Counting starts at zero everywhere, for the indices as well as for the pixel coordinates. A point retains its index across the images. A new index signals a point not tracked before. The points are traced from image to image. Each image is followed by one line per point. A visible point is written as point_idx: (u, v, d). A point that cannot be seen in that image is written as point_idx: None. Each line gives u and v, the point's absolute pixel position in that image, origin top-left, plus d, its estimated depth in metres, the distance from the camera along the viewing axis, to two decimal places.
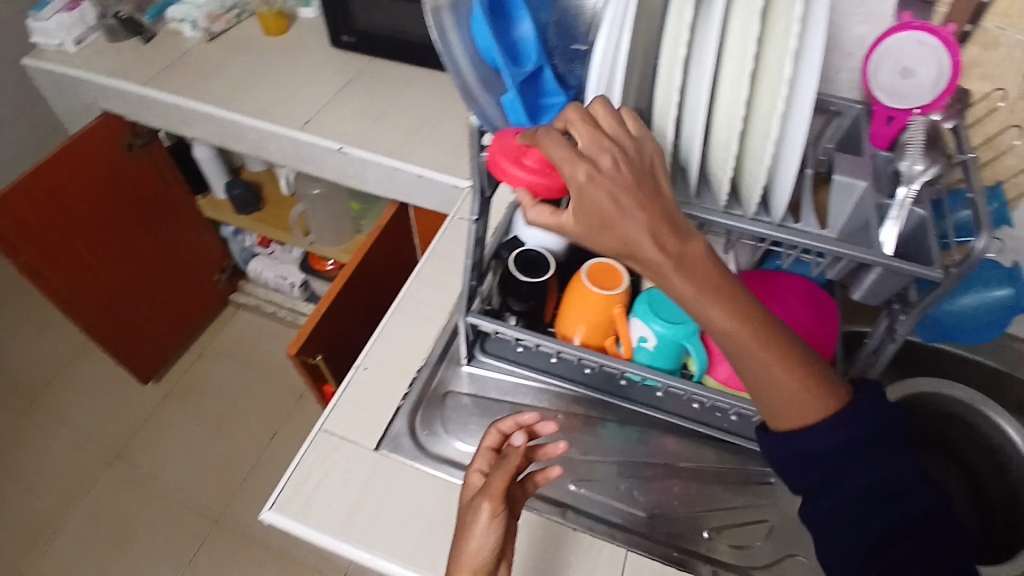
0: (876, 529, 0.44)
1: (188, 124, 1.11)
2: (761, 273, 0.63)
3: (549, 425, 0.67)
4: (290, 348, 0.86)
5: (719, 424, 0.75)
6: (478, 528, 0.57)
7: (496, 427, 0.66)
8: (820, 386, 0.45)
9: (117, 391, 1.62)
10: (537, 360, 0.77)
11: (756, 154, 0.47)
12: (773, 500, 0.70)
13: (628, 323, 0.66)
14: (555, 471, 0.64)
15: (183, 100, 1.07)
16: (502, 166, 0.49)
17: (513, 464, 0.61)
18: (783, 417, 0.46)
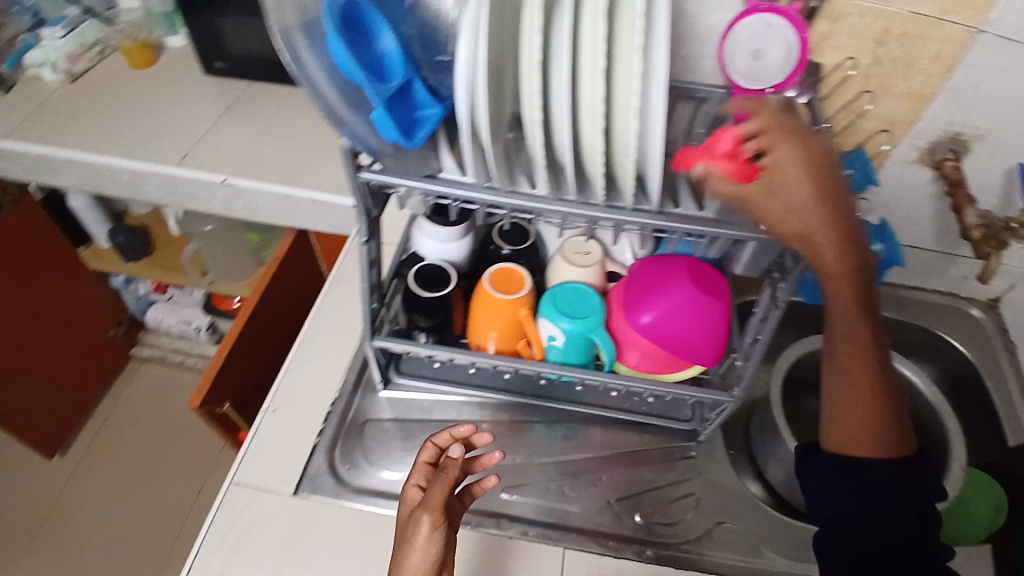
0: (862, 510, 0.56)
1: (51, 172, 1.01)
2: (653, 261, 0.67)
3: (485, 435, 0.66)
4: (193, 402, 0.81)
5: (639, 408, 0.76)
6: (418, 542, 0.55)
7: (432, 441, 0.65)
8: (883, 429, 0.57)
9: (13, 471, 1.47)
10: (455, 373, 0.75)
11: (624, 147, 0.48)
12: (696, 472, 0.74)
13: (536, 324, 0.67)
14: (492, 479, 0.62)
15: (42, 148, 0.98)
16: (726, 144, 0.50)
17: (451, 474, 0.60)
18: (859, 432, 0.57)
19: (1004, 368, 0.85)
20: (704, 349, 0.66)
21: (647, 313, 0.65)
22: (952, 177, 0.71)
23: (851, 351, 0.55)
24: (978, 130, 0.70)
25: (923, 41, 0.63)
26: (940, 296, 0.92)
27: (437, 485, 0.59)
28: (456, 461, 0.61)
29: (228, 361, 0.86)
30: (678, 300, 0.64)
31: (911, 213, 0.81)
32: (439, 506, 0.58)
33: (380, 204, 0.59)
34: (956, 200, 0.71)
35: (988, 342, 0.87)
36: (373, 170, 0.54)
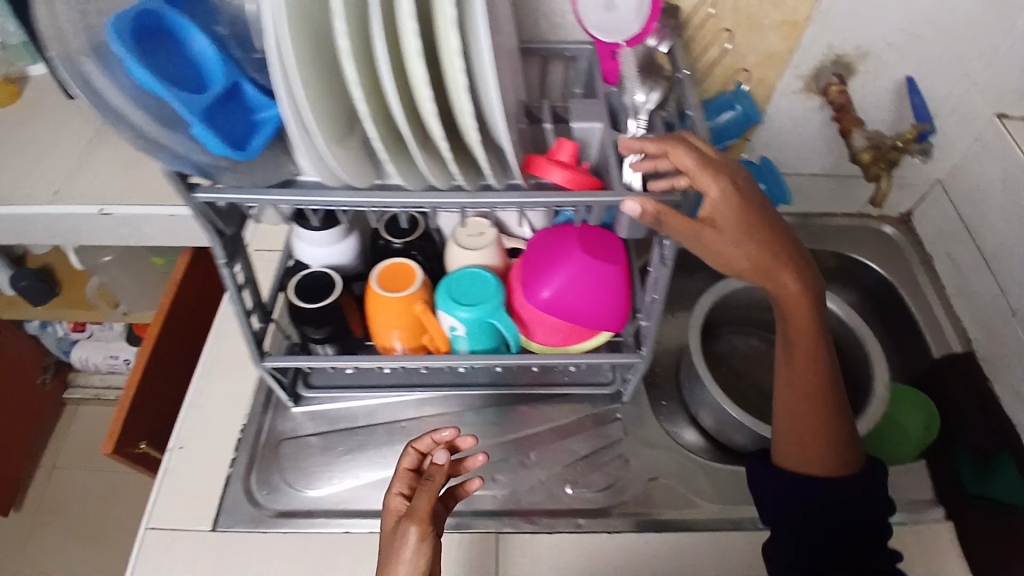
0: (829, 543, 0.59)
1: None
2: (546, 234, 0.65)
3: (468, 438, 0.63)
4: (105, 449, 0.80)
5: (561, 379, 0.75)
6: (406, 555, 0.53)
7: (412, 446, 0.63)
8: (837, 443, 0.61)
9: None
10: (367, 377, 0.74)
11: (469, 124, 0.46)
12: (623, 434, 0.74)
13: (436, 317, 0.65)
14: (475, 483, 0.61)
15: None
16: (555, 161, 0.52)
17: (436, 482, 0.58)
18: (798, 450, 0.62)
19: (918, 280, 0.86)
20: (608, 315, 0.65)
21: (545, 288, 0.64)
22: (838, 102, 0.69)
23: (805, 344, 0.59)
24: (861, 48, 0.69)
25: None
26: (851, 219, 0.92)
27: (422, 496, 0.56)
28: (441, 468, 0.59)
29: (137, 399, 0.84)
30: (573, 272, 0.63)
31: (808, 141, 0.81)
32: (428, 517, 0.56)
33: (233, 223, 0.55)
34: (844, 124, 0.69)
35: (900, 258, 0.89)
36: (208, 190, 0.50)
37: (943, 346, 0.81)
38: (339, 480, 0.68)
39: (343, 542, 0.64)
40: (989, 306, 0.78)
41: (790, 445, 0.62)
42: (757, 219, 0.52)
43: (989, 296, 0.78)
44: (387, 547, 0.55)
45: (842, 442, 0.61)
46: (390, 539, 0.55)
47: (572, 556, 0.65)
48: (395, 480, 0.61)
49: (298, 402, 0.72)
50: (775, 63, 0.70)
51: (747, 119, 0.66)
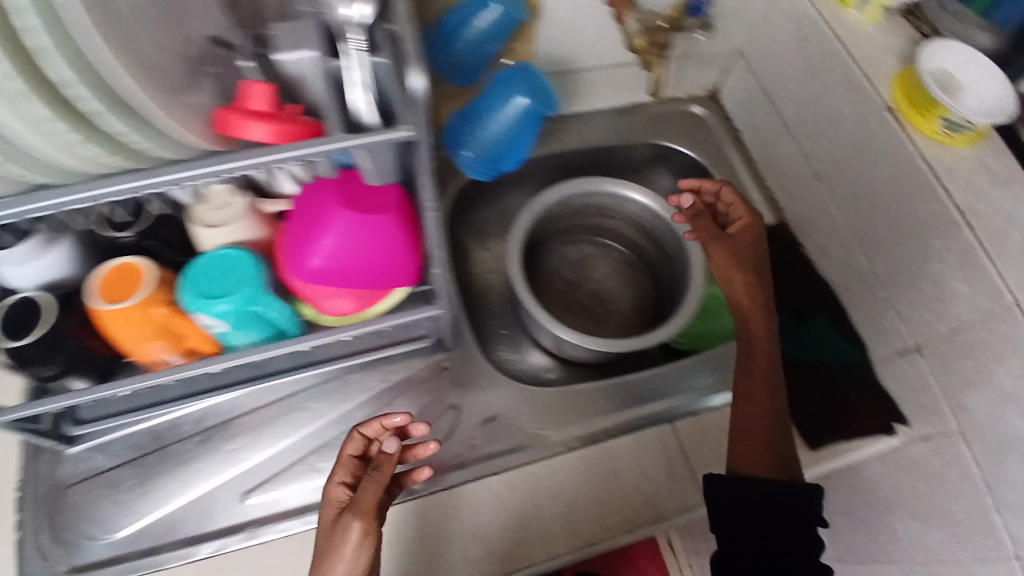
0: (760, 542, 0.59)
1: None
2: (299, 199, 0.58)
3: (421, 424, 0.63)
4: None
5: (373, 343, 0.71)
6: (348, 553, 0.54)
7: (358, 431, 0.61)
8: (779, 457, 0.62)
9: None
10: (151, 396, 0.68)
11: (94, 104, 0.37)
12: (449, 383, 0.73)
13: (190, 318, 0.58)
14: (425, 472, 0.62)
15: None
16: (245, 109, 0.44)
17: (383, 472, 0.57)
18: (746, 451, 0.62)
19: (728, 159, 0.85)
20: (392, 270, 0.60)
21: (314, 256, 0.57)
22: None
23: (753, 311, 0.69)
24: None
25: None
26: (660, 104, 0.87)
27: (365, 492, 0.56)
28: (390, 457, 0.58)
29: None
30: (337, 233, 0.56)
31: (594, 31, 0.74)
32: (372, 510, 0.56)
33: None
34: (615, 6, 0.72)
35: (711, 138, 0.87)
36: None
37: None
38: (146, 513, 0.65)
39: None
40: (790, 173, 0.79)
41: (741, 444, 0.63)
42: (750, 232, 0.74)
43: (788, 165, 0.79)
44: (327, 543, 0.55)
45: (783, 434, 0.64)
46: (330, 535, 0.55)
47: (441, 513, 0.66)
48: (340, 467, 0.60)
49: (72, 442, 0.67)
50: None
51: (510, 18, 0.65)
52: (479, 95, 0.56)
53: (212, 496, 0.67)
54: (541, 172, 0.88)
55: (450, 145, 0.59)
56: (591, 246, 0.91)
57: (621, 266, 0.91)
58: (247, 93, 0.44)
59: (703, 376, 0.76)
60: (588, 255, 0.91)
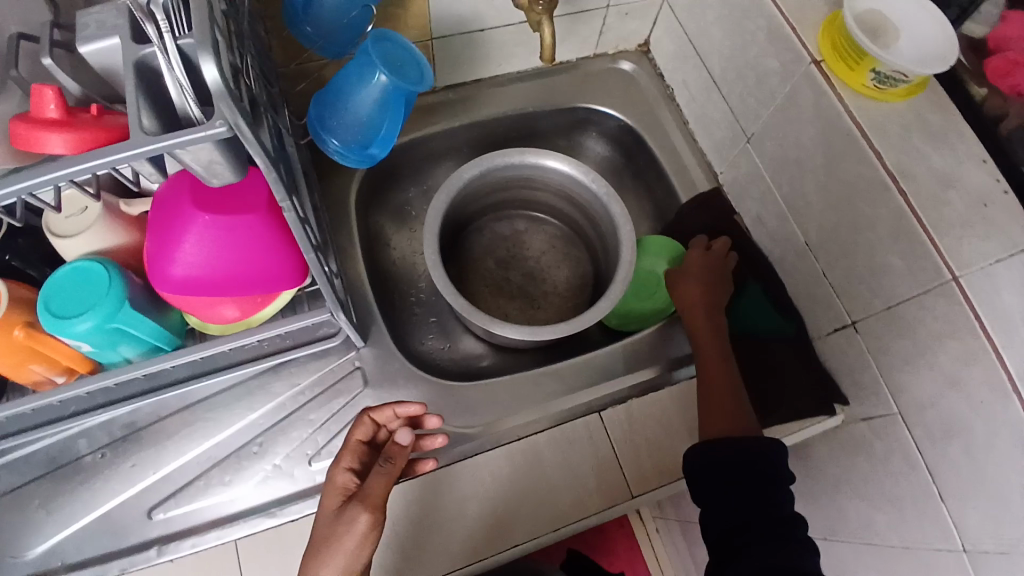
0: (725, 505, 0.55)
1: None
2: (156, 202, 0.51)
3: (434, 419, 0.62)
4: None
5: (279, 346, 0.67)
6: (345, 547, 0.51)
7: (369, 417, 0.58)
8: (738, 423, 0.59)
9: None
10: (45, 415, 0.63)
11: None
12: (362, 384, 0.69)
13: (50, 338, 0.53)
14: (427, 465, 0.60)
15: None
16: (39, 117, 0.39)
17: (396, 459, 0.55)
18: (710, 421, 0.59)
19: (660, 120, 0.78)
20: (271, 271, 0.55)
21: (176, 264, 0.51)
22: None
23: (693, 317, 0.67)
24: None
25: None
26: (587, 62, 0.80)
27: (378, 479, 0.53)
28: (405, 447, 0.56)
29: None
30: (199, 238, 0.50)
31: None
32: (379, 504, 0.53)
33: None
34: None
35: (641, 97, 0.80)
36: None
37: (688, 188, 0.77)
38: (48, 535, 0.62)
39: None
40: (723, 135, 0.72)
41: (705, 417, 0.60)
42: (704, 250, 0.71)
43: (721, 125, 0.73)
44: (328, 532, 0.52)
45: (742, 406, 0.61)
46: (334, 523, 0.52)
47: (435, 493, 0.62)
48: (346, 452, 0.57)
49: None
50: None
51: None
52: (339, 73, 0.50)
53: (113, 517, 0.63)
54: (460, 146, 0.82)
55: (317, 135, 0.53)
56: (524, 222, 0.86)
57: (557, 241, 0.85)
58: (37, 99, 0.39)
59: (634, 358, 0.72)
60: (521, 230, 0.85)
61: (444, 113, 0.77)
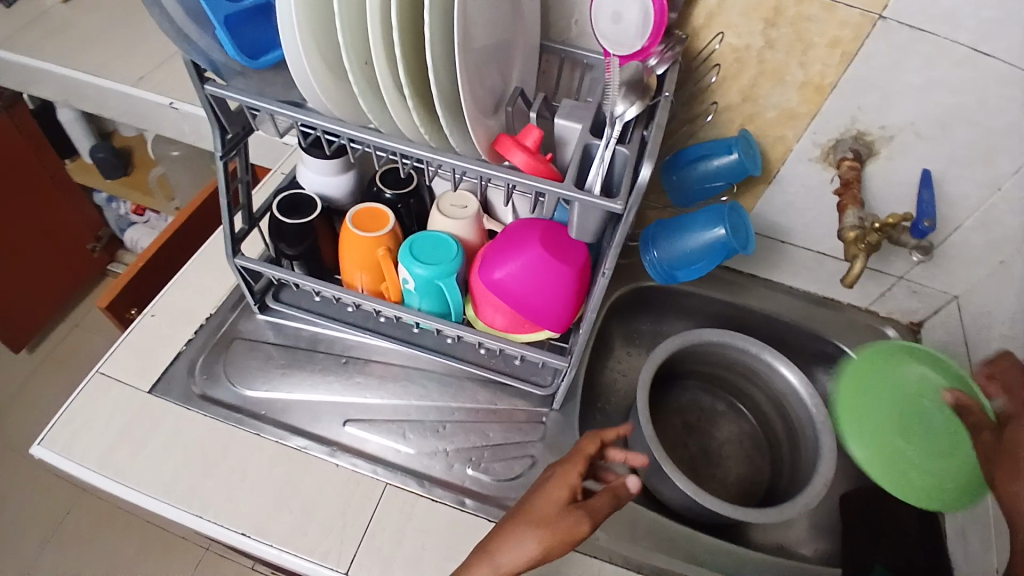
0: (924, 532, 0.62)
1: (37, 84, 1.05)
2: (511, 225, 0.67)
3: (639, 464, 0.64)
4: (100, 302, 0.88)
5: (505, 368, 0.76)
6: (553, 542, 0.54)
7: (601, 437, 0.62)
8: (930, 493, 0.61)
9: None
10: (333, 309, 0.78)
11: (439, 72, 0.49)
12: (539, 436, 0.73)
13: (395, 266, 0.68)
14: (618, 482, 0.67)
15: (24, 58, 1.01)
16: (519, 141, 0.56)
17: (623, 498, 0.57)
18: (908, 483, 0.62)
19: None
20: (552, 311, 0.66)
21: (498, 269, 0.65)
22: (846, 176, 0.70)
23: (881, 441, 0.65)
24: (885, 130, 0.70)
25: (818, 24, 0.62)
26: (855, 311, 0.91)
27: (603, 504, 0.57)
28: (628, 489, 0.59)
29: (143, 272, 0.92)
30: (526, 260, 0.64)
31: (819, 217, 0.80)
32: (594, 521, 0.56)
33: (236, 126, 0.62)
34: (844, 199, 0.68)
35: None
36: (217, 85, 0.56)
37: None
38: (277, 388, 0.73)
39: (252, 442, 0.69)
40: None
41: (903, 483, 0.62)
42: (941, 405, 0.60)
43: None
44: (544, 517, 0.55)
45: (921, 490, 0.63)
46: (552, 516, 0.55)
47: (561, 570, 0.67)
48: (579, 457, 0.60)
49: (263, 309, 0.77)
50: (793, 123, 0.72)
51: (742, 168, 0.67)
52: (686, 214, 0.63)
53: (319, 409, 0.72)
54: (714, 314, 0.93)
55: (644, 243, 0.66)
56: (726, 406, 0.91)
57: (746, 440, 0.89)
58: (528, 130, 0.56)
59: None
60: (719, 412, 0.91)
61: (718, 285, 0.91)
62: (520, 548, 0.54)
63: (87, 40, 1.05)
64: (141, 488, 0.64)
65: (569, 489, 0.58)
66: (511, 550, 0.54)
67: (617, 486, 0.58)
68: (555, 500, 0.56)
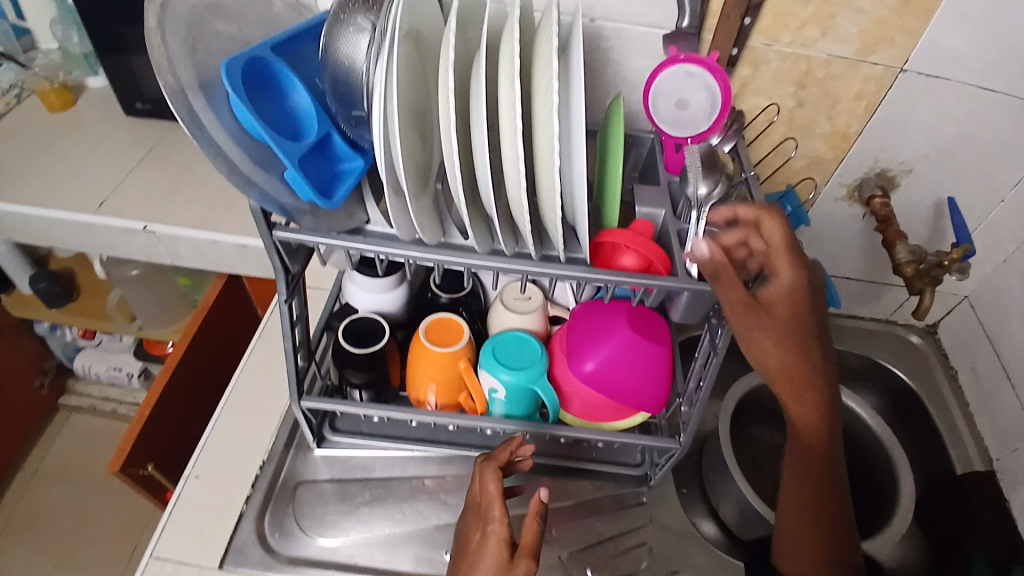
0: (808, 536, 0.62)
1: None
2: (590, 309, 0.65)
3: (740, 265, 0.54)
4: (110, 467, 0.77)
5: (589, 454, 0.73)
6: (489, 546, 0.52)
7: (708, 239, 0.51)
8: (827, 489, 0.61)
9: None
10: (394, 428, 0.72)
11: (549, 184, 0.47)
12: (647, 518, 0.71)
13: (476, 376, 0.64)
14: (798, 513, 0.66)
15: None
16: (615, 253, 0.54)
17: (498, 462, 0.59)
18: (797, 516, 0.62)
19: (942, 394, 0.90)
20: (648, 395, 0.64)
21: (589, 360, 0.64)
22: (881, 214, 0.75)
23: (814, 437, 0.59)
24: (904, 165, 0.74)
25: (842, 81, 0.66)
26: (876, 323, 0.98)
27: (535, 538, 0.52)
28: (499, 457, 0.60)
29: (151, 421, 0.81)
30: (618, 346, 0.62)
31: (843, 246, 0.86)
32: (499, 498, 0.55)
33: (298, 262, 0.55)
34: (888, 236, 0.73)
35: (924, 367, 0.93)
36: (289, 230, 0.50)
37: (964, 462, 0.84)
38: (362, 530, 0.66)
39: None
40: (1009, 428, 0.82)
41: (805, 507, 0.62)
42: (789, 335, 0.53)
43: (1008, 420, 0.82)
44: (473, 558, 0.53)
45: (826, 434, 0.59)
46: (477, 546, 0.53)
47: None
48: (494, 503, 0.55)
49: (320, 444, 0.70)
50: (820, 168, 0.75)
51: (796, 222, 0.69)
52: None
53: (417, 541, 0.66)
54: None
55: None
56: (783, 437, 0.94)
57: None
58: (617, 241, 0.54)
59: None
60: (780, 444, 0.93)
61: None
62: None
63: (25, 170, 0.95)
64: None
65: (504, 541, 0.53)
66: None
67: (489, 466, 0.58)
68: (474, 542, 0.54)
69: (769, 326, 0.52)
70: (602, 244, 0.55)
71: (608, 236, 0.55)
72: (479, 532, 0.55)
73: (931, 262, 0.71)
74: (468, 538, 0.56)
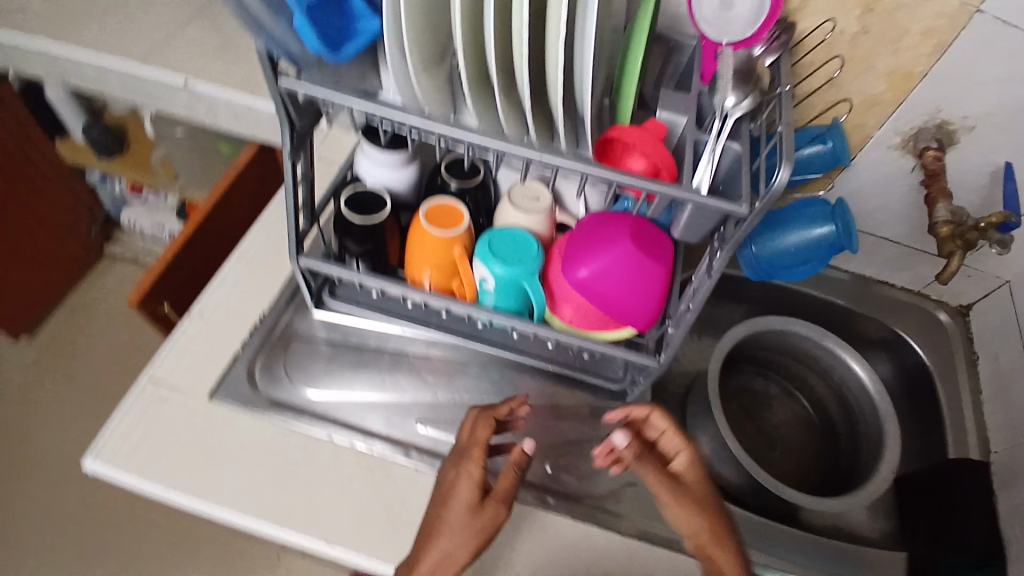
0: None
1: (24, 61, 0.97)
2: (595, 217, 0.63)
3: (621, 435, 0.62)
4: (131, 299, 0.83)
5: (574, 363, 0.74)
6: (462, 491, 0.57)
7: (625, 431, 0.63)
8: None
9: None
10: (390, 305, 0.73)
11: (554, 60, 0.46)
12: (616, 432, 0.73)
13: (470, 265, 0.65)
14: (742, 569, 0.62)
15: (16, 34, 0.94)
16: (622, 151, 0.53)
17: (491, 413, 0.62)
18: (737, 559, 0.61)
19: (954, 376, 0.87)
20: (638, 310, 0.63)
21: (584, 267, 0.62)
22: (931, 168, 0.70)
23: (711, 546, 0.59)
24: (966, 121, 0.68)
25: (911, 11, 0.60)
26: (906, 294, 0.93)
27: (511, 487, 0.57)
28: (492, 409, 0.63)
29: (174, 266, 0.87)
30: (615, 256, 0.61)
31: (884, 203, 0.81)
32: (483, 447, 0.59)
33: (306, 117, 0.55)
34: (932, 192, 0.70)
35: (944, 347, 0.89)
36: (292, 79, 0.49)
37: (958, 446, 0.82)
38: (344, 390, 0.70)
39: (327, 448, 0.67)
40: (1015, 421, 0.79)
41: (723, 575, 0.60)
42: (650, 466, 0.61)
43: (1016, 412, 0.79)
44: (447, 496, 0.57)
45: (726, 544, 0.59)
46: (454, 486, 0.58)
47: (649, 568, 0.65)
48: (477, 448, 0.59)
49: (319, 305, 0.72)
50: (875, 109, 0.69)
51: (834, 158, 0.65)
52: (782, 211, 0.63)
53: (392, 409, 0.70)
54: (766, 300, 0.93)
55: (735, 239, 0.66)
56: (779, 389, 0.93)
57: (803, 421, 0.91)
58: (626, 138, 0.53)
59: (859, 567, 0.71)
60: (773, 396, 0.91)
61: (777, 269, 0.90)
62: (450, 544, 0.55)
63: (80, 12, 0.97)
64: (215, 500, 0.62)
65: (480, 485, 0.57)
66: (439, 559, 0.54)
67: (479, 416, 0.62)
68: (450, 479, 0.58)
69: (646, 464, 0.61)
70: (612, 141, 0.54)
71: (619, 132, 0.53)
72: (455, 470, 0.59)
73: (971, 224, 0.68)
74: (445, 471, 0.60)
